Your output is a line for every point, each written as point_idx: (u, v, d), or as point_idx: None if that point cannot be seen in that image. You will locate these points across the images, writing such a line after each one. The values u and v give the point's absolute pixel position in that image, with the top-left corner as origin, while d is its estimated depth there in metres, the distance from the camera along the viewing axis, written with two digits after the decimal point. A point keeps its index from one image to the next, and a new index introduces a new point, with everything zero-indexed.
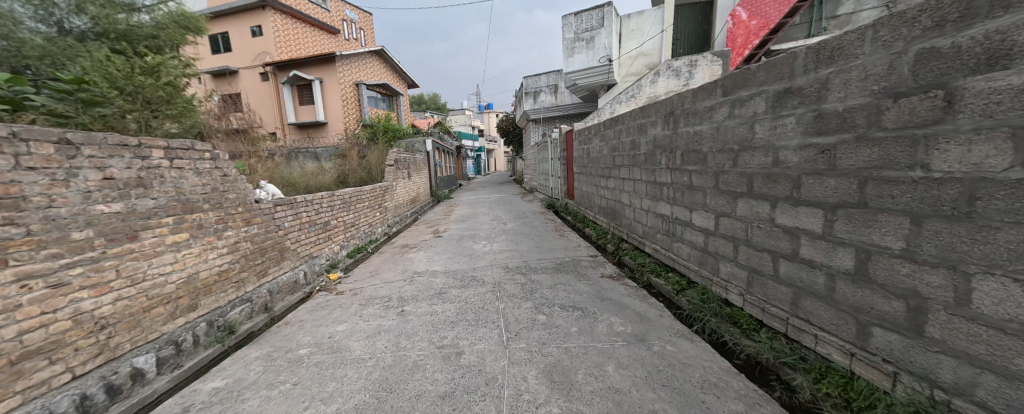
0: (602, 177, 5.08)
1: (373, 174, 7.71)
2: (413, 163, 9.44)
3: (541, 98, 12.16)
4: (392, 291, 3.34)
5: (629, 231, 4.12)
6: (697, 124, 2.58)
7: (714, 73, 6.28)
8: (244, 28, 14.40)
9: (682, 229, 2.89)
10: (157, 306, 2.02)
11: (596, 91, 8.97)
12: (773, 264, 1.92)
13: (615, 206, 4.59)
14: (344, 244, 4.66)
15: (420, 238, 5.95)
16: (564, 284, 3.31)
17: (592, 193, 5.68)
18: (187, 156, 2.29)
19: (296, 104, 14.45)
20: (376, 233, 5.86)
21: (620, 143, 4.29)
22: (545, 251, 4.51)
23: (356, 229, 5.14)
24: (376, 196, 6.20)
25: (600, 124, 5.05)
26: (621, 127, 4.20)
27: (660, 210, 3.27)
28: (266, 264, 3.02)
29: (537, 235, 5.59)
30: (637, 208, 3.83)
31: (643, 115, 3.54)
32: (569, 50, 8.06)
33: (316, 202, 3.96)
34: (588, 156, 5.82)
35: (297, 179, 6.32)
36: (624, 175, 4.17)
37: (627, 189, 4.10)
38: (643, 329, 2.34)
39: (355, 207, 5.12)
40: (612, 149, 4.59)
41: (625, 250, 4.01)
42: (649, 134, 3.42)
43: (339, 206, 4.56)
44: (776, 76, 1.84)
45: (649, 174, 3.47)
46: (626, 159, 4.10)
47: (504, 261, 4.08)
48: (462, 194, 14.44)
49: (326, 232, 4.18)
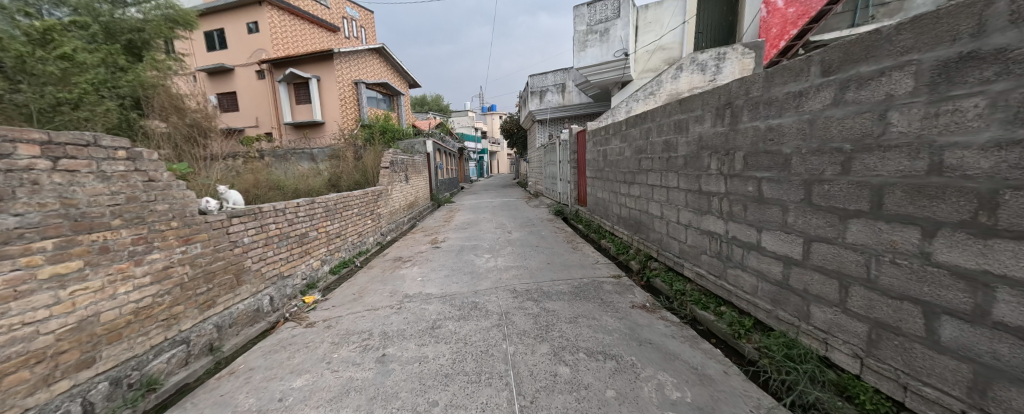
0: (623, 183, 4.46)
1: (368, 177, 7.13)
2: (411, 165, 8.85)
3: (548, 98, 11.45)
4: (374, 323, 2.71)
5: (659, 248, 3.48)
6: (772, 116, 1.95)
7: (745, 66, 5.65)
8: (239, 25, 13.96)
9: (743, 253, 2.24)
10: (20, 369, 1.44)
11: (609, 89, 8.34)
12: (925, 323, 1.28)
13: (640, 217, 3.96)
14: (326, 258, 4.05)
15: (416, 250, 5.34)
16: (586, 316, 2.68)
17: (610, 200, 5.04)
18: (80, 155, 1.69)
19: (293, 103, 14.07)
20: (366, 244, 5.26)
21: (648, 144, 3.66)
22: (558, 269, 3.88)
23: (343, 240, 4.54)
24: (368, 202, 5.62)
25: (622, 122, 4.43)
26: (650, 125, 3.58)
27: (708, 226, 2.63)
28: (215, 291, 2.40)
29: (548, 247, 4.95)
30: (672, 221, 3.19)
31: (682, 109, 2.92)
32: (580, 43, 7.42)
33: (290, 211, 3.37)
34: (605, 159, 5.19)
35: (282, 181, 5.76)
36: (654, 181, 3.53)
37: (658, 198, 3.47)
38: (709, 397, 1.70)
39: (341, 216, 4.51)
40: (636, 152, 3.96)
41: (656, 271, 3.38)
42: (691, 132, 2.79)
43: (321, 215, 3.97)
44: (941, 36, 1.21)
45: (690, 182, 2.84)
46: (656, 163, 3.48)
47: (511, 283, 3.45)
48: (464, 197, 13.84)
49: (303, 246, 3.58)
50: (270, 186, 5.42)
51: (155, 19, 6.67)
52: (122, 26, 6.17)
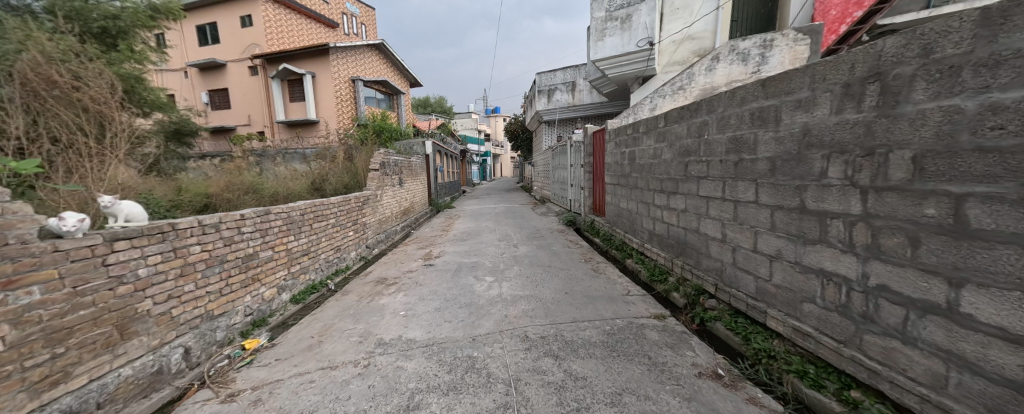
0: (659, 192, 3.61)
1: (356, 181, 6.36)
2: (406, 167, 8.01)
3: (557, 97, 10.69)
4: (322, 398, 1.85)
5: (716, 281, 2.63)
6: (999, 85, 1.14)
7: (797, 55, 4.81)
8: (232, 18, 13.39)
9: (906, 316, 1.39)
10: None
11: (627, 84, 7.51)
12: None
13: (686, 238, 3.10)
14: (286, 284, 3.21)
15: (406, 268, 4.51)
16: (632, 393, 1.82)
17: (638, 212, 4.20)
18: None
19: (287, 101, 13.40)
20: (344, 261, 4.43)
21: (700, 144, 2.82)
22: (581, 305, 3.03)
23: (312, 258, 3.70)
24: (352, 209, 4.81)
25: (657, 118, 3.60)
26: (704, 119, 2.75)
27: (817, 263, 1.78)
28: (72, 357, 1.57)
29: (562, 270, 4.08)
30: (744, 248, 2.32)
31: (767, 91, 2.07)
32: (597, 32, 6.68)
33: (231, 225, 2.54)
34: (632, 162, 4.35)
35: (256, 183, 4.98)
36: (710, 192, 2.69)
37: (717, 214, 2.62)
38: None
39: (311, 229, 3.68)
40: (680, 154, 3.13)
41: (715, 313, 2.52)
42: (785, 123, 1.95)
43: (280, 229, 3.14)
44: None
45: (781, 195, 2.00)
46: (714, 169, 2.64)
47: (520, 328, 2.61)
48: (464, 202, 12.97)
49: (251, 272, 2.75)
50: (242, 190, 4.63)
51: (132, 6, 6.05)
52: (97, 12, 5.56)
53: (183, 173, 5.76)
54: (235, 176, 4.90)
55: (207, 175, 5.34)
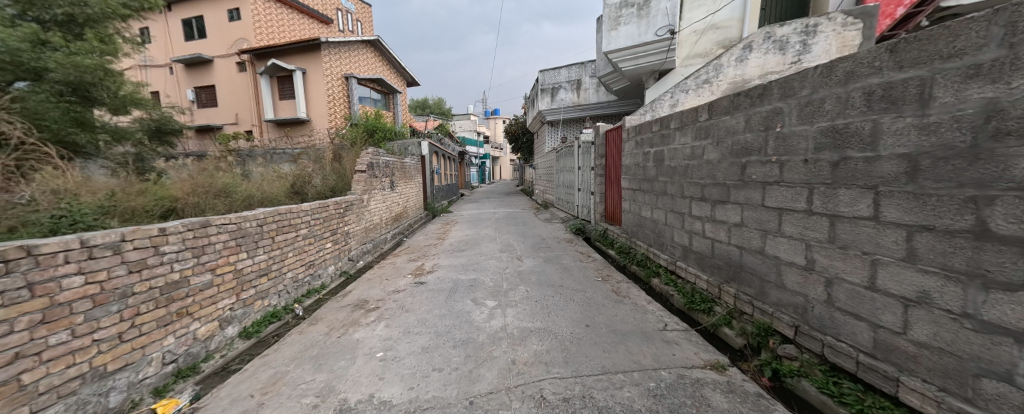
0: (698, 200, 2.96)
1: (341, 185, 5.71)
2: (399, 169, 7.35)
3: (561, 95, 10.07)
4: None
5: (794, 322, 1.98)
6: None
7: (846, 42, 4.18)
8: (219, 12, 12.79)
9: None
10: None
11: (642, 79, 6.90)
12: None
13: (741, 259, 2.45)
14: (233, 315, 2.54)
15: (392, 287, 3.83)
16: None
17: (667, 223, 3.55)
18: None
19: (276, 98, 12.77)
20: (318, 279, 3.75)
21: (766, 139, 2.18)
22: (609, 345, 2.38)
23: (274, 278, 3.03)
24: (332, 216, 4.16)
25: (696, 110, 2.96)
26: (774, 106, 2.11)
27: (1018, 321, 1.14)
28: None
29: (577, 293, 3.42)
30: (852, 283, 1.66)
31: (898, 59, 1.44)
32: (611, 20, 6.08)
33: (144, 245, 1.91)
34: (659, 163, 3.71)
35: (230, 184, 4.31)
36: (784, 202, 2.05)
37: (795, 233, 1.97)
38: None
39: (273, 243, 3.02)
40: (734, 153, 2.48)
41: (797, 366, 1.87)
42: (939, 103, 1.31)
43: (226, 245, 2.47)
44: None
45: (929, 211, 1.35)
46: (791, 171, 1.99)
47: (533, 384, 1.96)
48: (462, 206, 12.28)
49: (176, 304, 2.08)
50: (211, 192, 3.96)
51: None
52: None
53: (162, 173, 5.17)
54: (196, 177, 4.24)
55: (176, 176, 4.71)
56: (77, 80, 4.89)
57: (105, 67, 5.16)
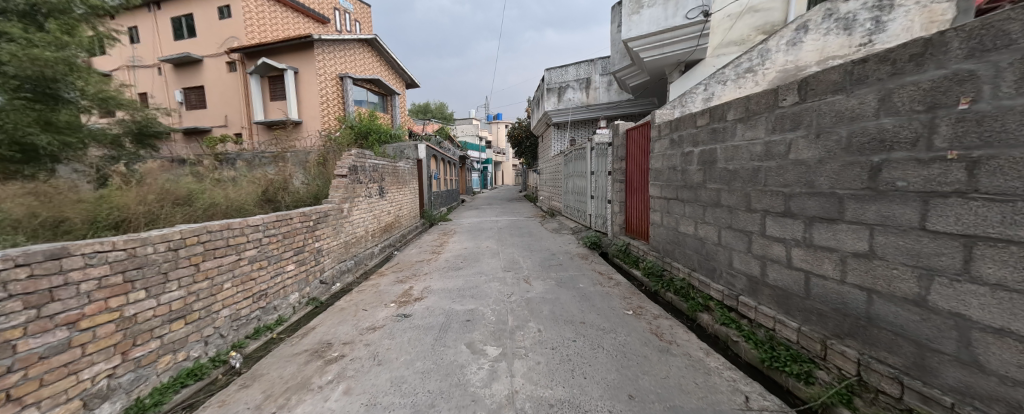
0: (778, 215, 2.15)
1: (322, 192, 4.94)
2: (390, 173, 6.58)
3: (568, 95, 9.30)
4: None
5: None
6: None
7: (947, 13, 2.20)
8: (210, 9, 12.18)
9: None
10: None
11: (665, 72, 6.13)
12: None
13: (872, 309, 1.61)
14: (114, 385, 1.74)
15: (367, 323, 3.00)
16: None
17: (722, 243, 2.72)
18: None
19: (267, 99, 12.11)
20: (272, 314, 2.93)
21: (931, 124, 1.37)
22: None
23: (196, 321, 2.21)
24: (297, 230, 3.36)
25: (774, 92, 2.16)
26: (953, 70, 1.31)
27: None
28: None
29: (608, 336, 2.59)
30: None
31: None
32: (633, 3, 5.37)
33: None
34: (706, 166, 2.90)
35: (193, 191, 3.50)
36: (980, 226, 1.26)
37: (1014, 281, 1.18)
38: None
39: (196, 273, 2.22)
40: (854, 148, 1.67)
41: None
42: None
43: (100, 284, 1.69)
44: None
45: None
46: (999, 173, 1.21)
47: None
48: (462, 213, 11.46)
49: None
50: (167, 201, 3.08)
51: None
52: None
53: (128, 171, 4.44)
54: (153, 182, 3.43)
55: (127, 182, 3.95)
56: (41, 76, 4.08)
57: (72, 60, 4.44)
